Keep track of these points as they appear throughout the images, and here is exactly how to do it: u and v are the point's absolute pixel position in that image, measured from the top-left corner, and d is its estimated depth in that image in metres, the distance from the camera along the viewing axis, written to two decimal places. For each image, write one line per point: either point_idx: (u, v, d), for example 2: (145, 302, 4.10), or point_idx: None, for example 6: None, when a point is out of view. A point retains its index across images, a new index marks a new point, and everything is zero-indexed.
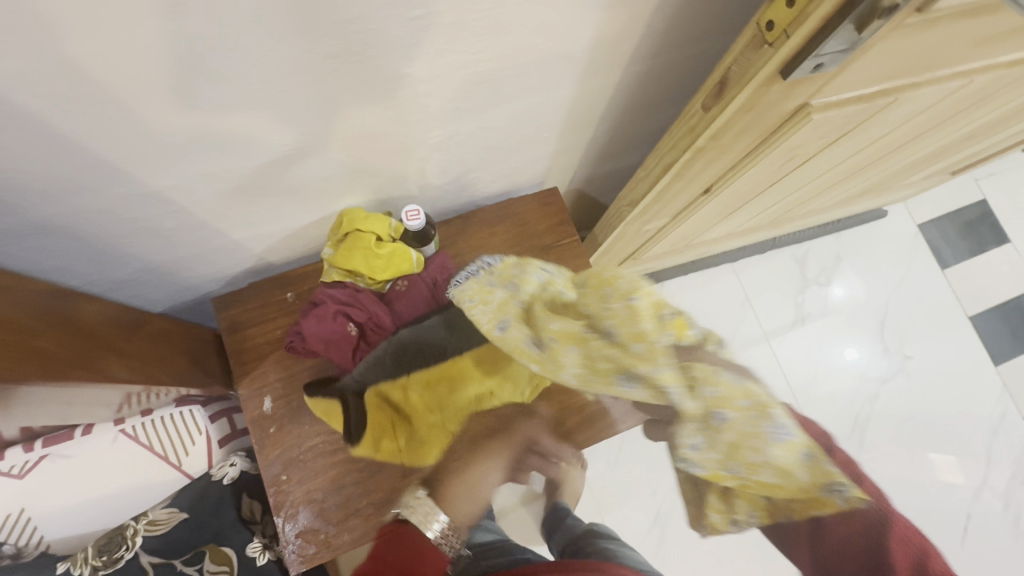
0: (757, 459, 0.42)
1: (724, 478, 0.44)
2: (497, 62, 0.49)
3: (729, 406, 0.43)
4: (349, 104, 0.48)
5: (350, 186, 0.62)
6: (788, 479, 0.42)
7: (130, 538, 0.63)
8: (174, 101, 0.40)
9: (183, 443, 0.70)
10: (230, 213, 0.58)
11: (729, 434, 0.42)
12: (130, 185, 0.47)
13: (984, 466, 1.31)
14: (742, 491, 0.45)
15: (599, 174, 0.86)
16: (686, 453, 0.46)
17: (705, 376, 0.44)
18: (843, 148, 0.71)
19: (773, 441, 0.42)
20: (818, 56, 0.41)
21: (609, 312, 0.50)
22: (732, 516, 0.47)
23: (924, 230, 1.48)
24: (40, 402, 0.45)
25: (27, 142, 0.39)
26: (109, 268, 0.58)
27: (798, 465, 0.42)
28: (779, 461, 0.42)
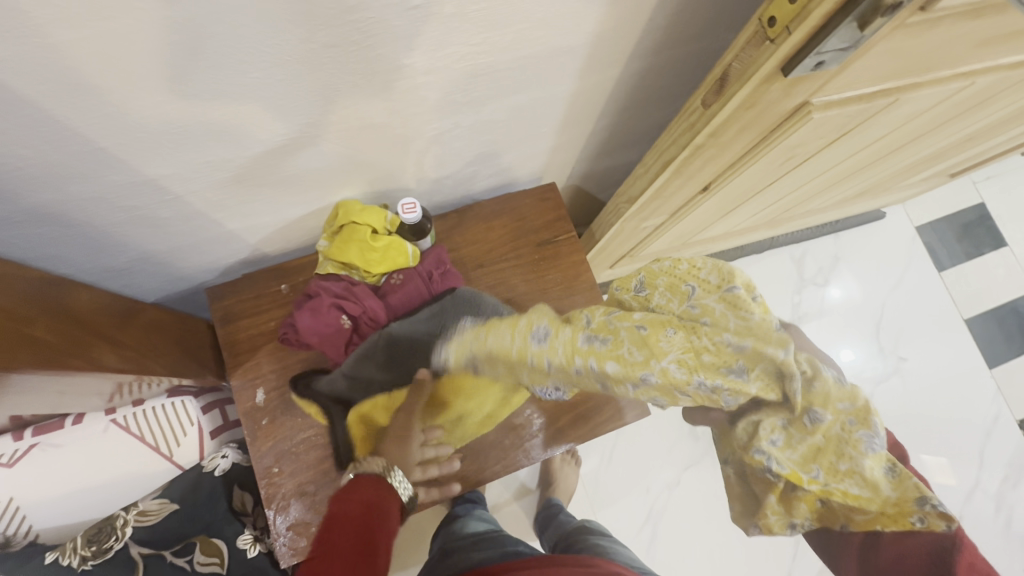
0: (847, 467, 0.46)
1: (803, 480, 0.48)
2: (498, 55, 0.49)
3: (832, 412, 0.46)
4: (347, 94, 0.48)
5: (347, 178, 0.62)
6: (875, 492, 0.47)
7: (120, 527, 0.62)
8: (169, 88, 0.39)
9: (175, 433, 0.69)
10: (224, 203, 0.57)
11: (820, 436, 0.46)
12: (123, 173, 0.47)
13: (976, 468, 1.32)
14: (812, 496, 0.50)
15: (598, 171, 0.85)
16: (764, 448, 0.47)
17: (814, 373, 0.47)
18: (843, 148, 0.71)
19: (867, 452, 0.46)
20: (819, 54, 0.40)
21: (702, 301, 0.46)
22: (790, 519, 0.53)
23: (922, 232, 1.48)
24: (31, 391, 0.44)
25: (17, 127, 0.38)
26: (101, 257, 0.57)
27: (883, 478, 0.47)
28: (869, 473, 0.46)
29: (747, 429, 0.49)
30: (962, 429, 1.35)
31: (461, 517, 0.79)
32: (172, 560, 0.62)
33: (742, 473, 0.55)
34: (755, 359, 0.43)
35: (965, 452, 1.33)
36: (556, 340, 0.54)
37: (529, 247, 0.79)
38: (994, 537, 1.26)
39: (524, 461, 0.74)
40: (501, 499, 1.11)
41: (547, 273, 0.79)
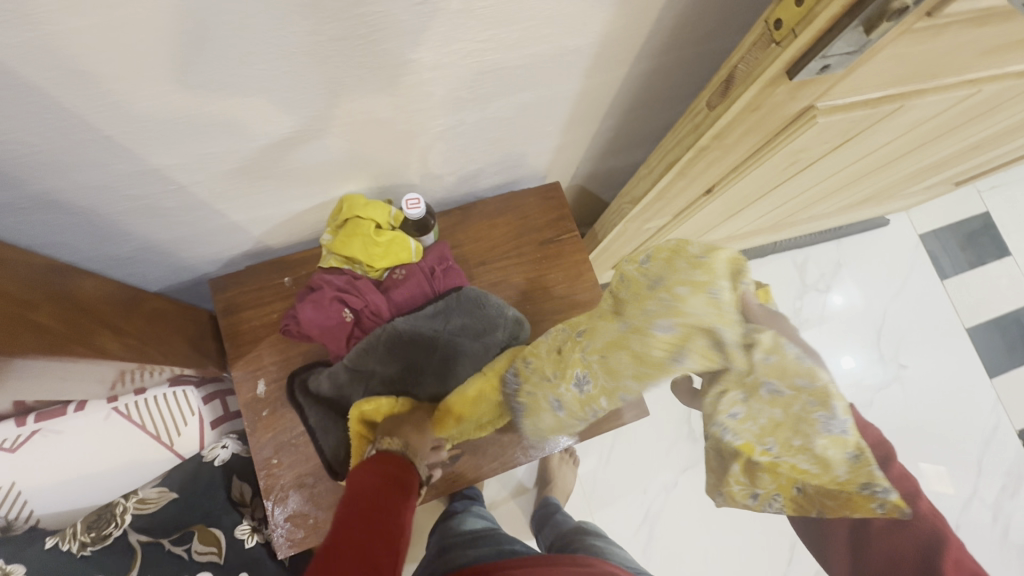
0: (800, 443, 0.47)
1: (756, 451, 0.49)
2: (504, 52, 0.49)
3: (789, 387, 0.45)
4: (354, 88, 0.48)
5: (352, 172, 0.62)
6: (824, 468, 0.48)
7: (120, 515, 0.62)
8: (177, 78, 0.40)
9: (175, 423, 0.70)
10: (230, 194, 0.57)
11: (778, 410, 0.46)
12: (130, 161, 0.47)
13: (974, 477, 1.32)
14: (777, 472, 0.52)
15: (602, 171, 0.85)
16: (723, 420, 0.49)
17: (768, 342, 0.45)
18: (848, 154, 0.71)
19: (822, 432, 0.45)
20: (825, 57, 0.40)
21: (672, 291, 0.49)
22: (753, 489, 0.55)
23: (926, 240, 1.48)
24: (35, 376, 0.44)
25: (27, 113, 0.39)
26: (107, 245, 0.57)
27: (841, 461, 0.47)
28: (824, 451, 0.46)
29: (711, 403, 0.51)
30: (961, 438, 1.35)
31: (458, 513, 0.80)
32: (170, 549, 0.62)
33: (716, 447, 0.55)
34: (691, 336, 0.48)
35: (964, 461, 1.33)
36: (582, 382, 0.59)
37: (532, 245, 0.79)
38: (991, 547, 1.26)
39: (521, 458, 0.75)
40: (498, 496, 1.12)
41: (549, 272, 0.79)
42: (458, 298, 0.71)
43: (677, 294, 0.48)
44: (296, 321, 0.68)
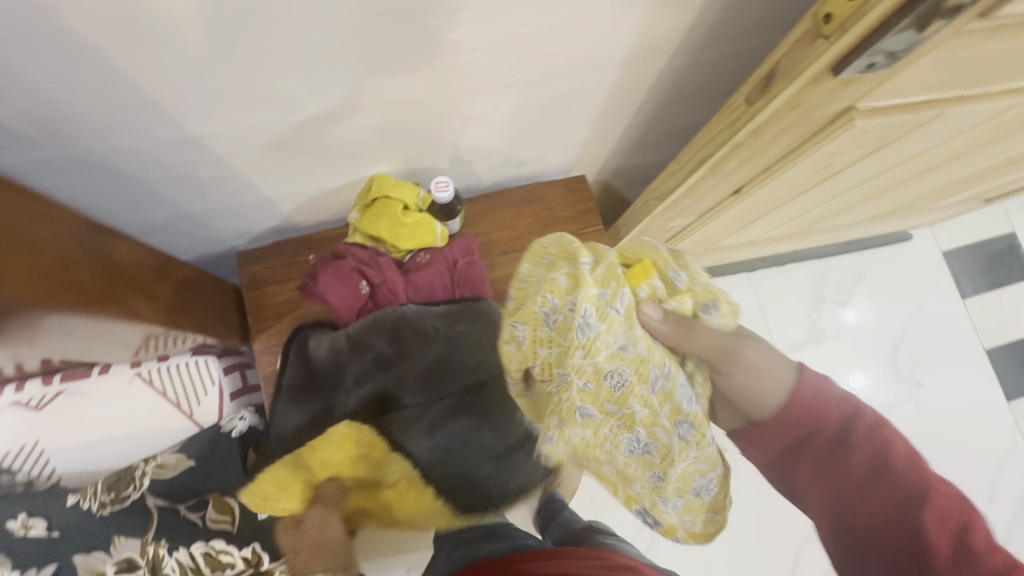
0: (606, 454, 0.56)
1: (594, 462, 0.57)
2: (545, 37, 0.49)
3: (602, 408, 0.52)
4: (395, 67, 0.48)
5: (384, 152, 0.63)
6: (628, 475, 0.57)
7: (139, 478, 0.65)
8: (224, 44, 0.40)
9: (195, 392, 0.71)
10: (264, 167, 0.58)
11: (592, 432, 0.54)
12: (172, 128, 0.48)
13: (986, 501, 1.30)
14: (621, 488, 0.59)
15: (628, 167, 0.85)
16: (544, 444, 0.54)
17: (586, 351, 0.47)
18: (879, 162, 0.70)
19: (626, 447, 0.55)
20: (873, 54, 0.40)
21: (549, 286, 0.50)
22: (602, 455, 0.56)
23: (949, 257, 1.45)
24: (67, 335, 0.45)
25: (78, 72, 0.39)
26: (141, 210, 0.58)
27: (632, 460, 0.56)
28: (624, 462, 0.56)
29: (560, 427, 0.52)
30: (975, 460, 1.33)
31: None
32: (186, 514, 0.66)
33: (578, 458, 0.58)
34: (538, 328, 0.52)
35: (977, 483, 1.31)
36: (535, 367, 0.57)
37: (555, 237, 0.80)
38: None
39: None
40: None
41: None
42: (477, 311, 0.70)
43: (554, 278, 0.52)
44: (315, 284, 0.69)
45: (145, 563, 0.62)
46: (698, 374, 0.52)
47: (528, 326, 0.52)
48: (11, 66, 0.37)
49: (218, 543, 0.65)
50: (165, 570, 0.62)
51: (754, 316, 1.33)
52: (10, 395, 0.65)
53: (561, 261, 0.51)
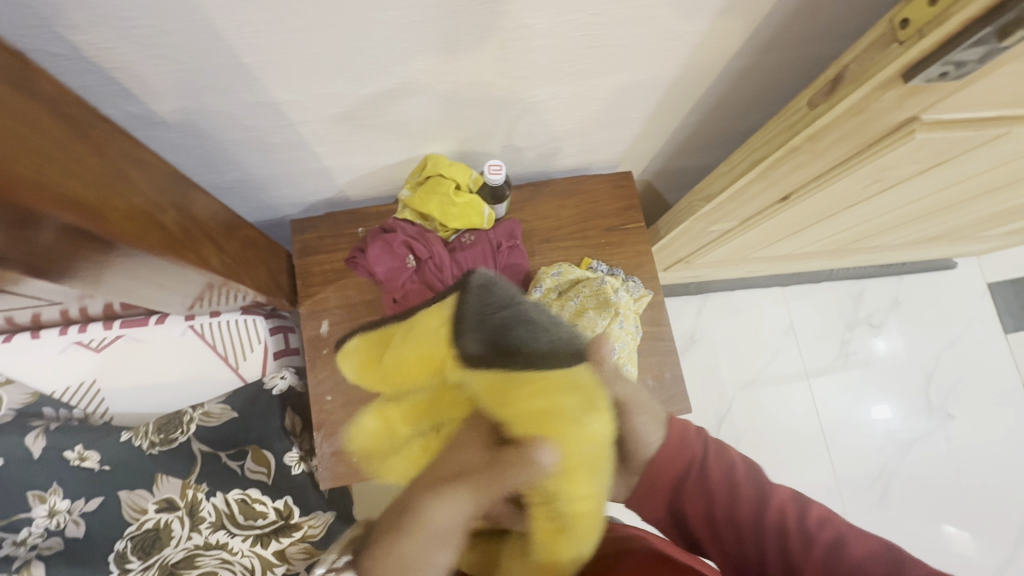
0: None
1: None
2: (612, 29, 0.50)
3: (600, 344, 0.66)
4: (465, 47, 0.50)
5: (442, 133, 0.65)
6: None
7: (186, 423, 0.70)
8: (315, 13, 0.42)
9: (242, 348, 0.74)
10: (328, 138, 0.61)
11: None
12: (255, 92, 0.51)
13: (1014, 544, 1.26)
14: None
15: (674, 168, 0.85)
16: None
17: (603, 308, 0.67)
18: (934, 179, 0.69)
19: None
20: (948, 63, 0.40)
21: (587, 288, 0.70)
22: None
23: (995, 290, 1.40)
24: (140, 278, 0.49)
25: (182, 35, 0.42)
26: (211, 170, 0.62)
27: None
28: None
29: None
30: (1007, 502, 1.28)
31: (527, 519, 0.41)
32: (226, 462, 0.69)
33: None
34: (579, 311, 0.68)
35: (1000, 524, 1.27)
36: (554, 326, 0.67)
37: (597, 230, 0.80)
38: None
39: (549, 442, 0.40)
40: None
41: (611, 258, 0.80)
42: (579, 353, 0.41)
43: (576, 291, 0.70)
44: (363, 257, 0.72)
45: (184, 504, 0.67)
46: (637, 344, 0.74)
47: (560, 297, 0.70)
48: (124, 21, 0.40)
49: (253, 492, 0.67)
50: (202, 513, 0.67)
51: (784, 332, 1.31)
52: (74, 335, 0.69)
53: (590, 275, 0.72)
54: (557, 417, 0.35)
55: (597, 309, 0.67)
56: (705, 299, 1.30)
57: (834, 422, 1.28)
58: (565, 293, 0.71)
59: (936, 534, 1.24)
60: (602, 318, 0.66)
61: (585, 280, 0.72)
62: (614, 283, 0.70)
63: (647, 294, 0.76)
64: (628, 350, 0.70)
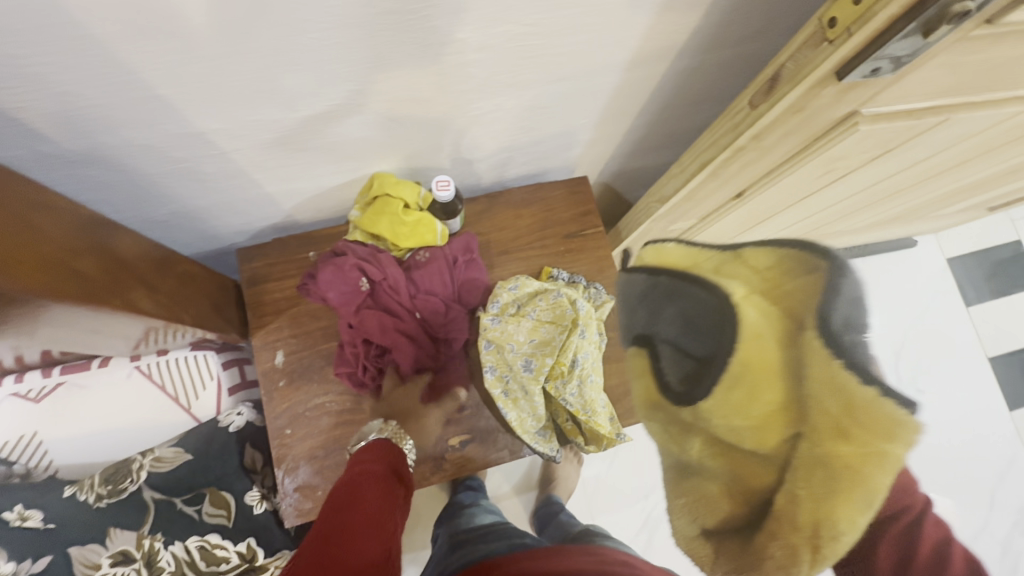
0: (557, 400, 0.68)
1: (526, 430, 0.68)
2: (548, 38, 0.49)
3: (571, 361, 0.65)
4: (398, 65, 0.48)
5: (386, 151, 0.63)
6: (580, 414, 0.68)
7: (136, 470, 0.67)
8: (230, 40, 0.40)
9: (194, 386, 0.73)
10: (268, 164, 0.58)
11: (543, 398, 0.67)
12: (180, 123, 0.48)
13: (986, 510, 1.20)
14: (572, 430, 0.72)
15: (630, 169, 0.84)
16: (522, 377, 0.67)
17: (571, 324, 0.66)
18: (883, 167, 0.69)
19: (565, 400, 0.68)
20: (878, 58, 0.40)
21: (545, 306, 0.67)
22: (532, 423, 0.69)
23: (953, 266, 1.37)
24: (67, 328, 0.46)
25: (88, 70, 0.40)
26: (146, 206, 0.59)
27: (586, 409, 0.68)
28: (574, 406, 0.67)
29: (524, 384, 0.67)
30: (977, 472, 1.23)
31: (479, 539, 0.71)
32: (182, 508, 0.66)
33: (516, 419, 0.68)
34: (542, 332, 0.67)
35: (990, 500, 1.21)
36: (514, 337, 0.66)
37: (555, 238, 0.80)
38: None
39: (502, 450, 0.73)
40: (501, 491, 1.09)
41: (571, 265, 0.79)
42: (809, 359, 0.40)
43: (533, 304, 0.68)
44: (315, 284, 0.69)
45: (141, 555, 0.63)
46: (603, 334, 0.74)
47: (525, 321, 0.67)
48: (18, 59, 0.37)
49: (213, 537, 0.66)
50: (161, 563, 0.63)
51: None
52: (11, 385, 0.68)
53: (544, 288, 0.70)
54: None
55: (553, 323, 0.67)
56: None
57: None
58: (523, 306, 0.68)
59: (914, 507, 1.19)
60: (559, 333, 0.66)
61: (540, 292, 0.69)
62: (571, 297, 0.67)
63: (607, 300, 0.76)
64: (593, 359, 0.68)
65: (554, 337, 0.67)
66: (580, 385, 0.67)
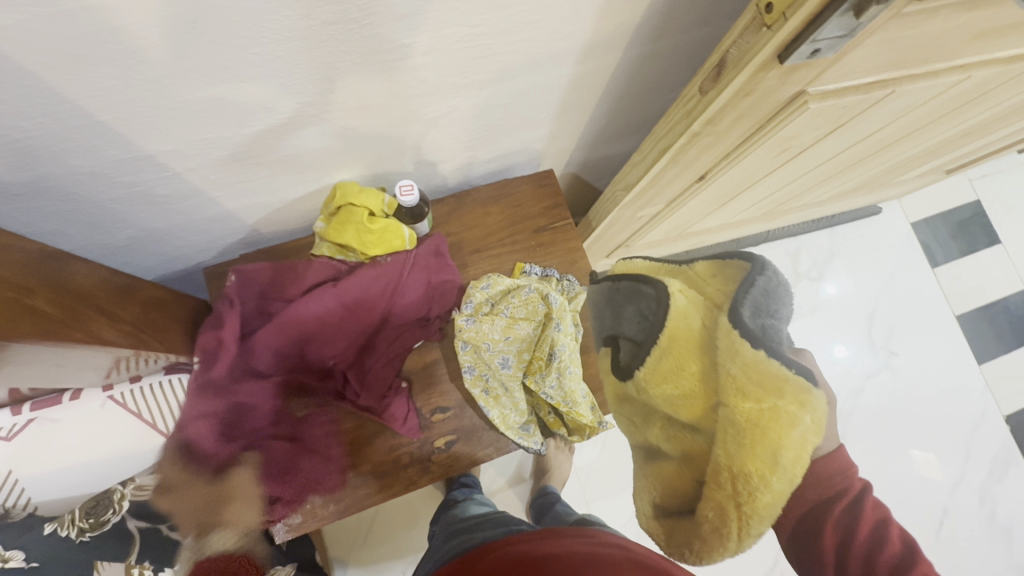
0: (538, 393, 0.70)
1: (509, 426, 0.69)
2: (495, 38, 0.49)
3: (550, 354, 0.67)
4: (347, 73, 0.48)
5: (345, 160, 0.62)
6: (560, 406, 0.70)
7: (117, 501, 0.63)
8: (169, 60, 0.39)
9: (172, 411, 0.72)
10: (224, 181, 0.57)
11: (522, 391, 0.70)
12: (127, 148, 0.47)
13: (963, 462, 1.25)
14: (554, 421, 0.74)
15: (595, 159, 0.85)
16: (499, 371, 0.68)
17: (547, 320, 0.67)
18: (836, 142, 0.70)
19: (545, 392, 0.69)
20: (815, 41, 0.41)
21: (516, 303, 0.68)
22: (515, 417, 0.71)
23: (917, 229, 1.40)
24: (30, 364, 0.46)
25: (22, 100, 0.39)
26: (103, 233, 0.58)
27: (567, 399, 0.69)
28: (555, 397, 0.69)
29: (503, 377, 0.69)
30: (950, 426, 1.27)
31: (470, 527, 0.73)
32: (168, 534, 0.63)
33: (497, 417, 0.69)
34: (517, 329, 0.67)
35: (964, 453, 1.26)
36: (490, 336, 0.67)
37: (525, 233, 0.80)
38: (982, 540, 1.20)
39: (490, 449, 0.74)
40: (496, 485, 1.11)
41: (542, 259, 0.80)
42: None
43: (506, 302, 0.68)
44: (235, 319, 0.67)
45: None
46: (579, 324, 0.76)
47: (499, 319, 0.67)
48: None
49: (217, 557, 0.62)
50: None
51: None
52: None
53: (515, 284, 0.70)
54: None
55: (527, 319, 0.67)
56: None
57: None
58: (497, 305, 0.69)
59: (896, 465, 1.23)
60: (533, 327, 0.67)
61: (513, 289, 0.69)
62: (544, 293, 0.67)
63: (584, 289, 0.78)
64: (571, 350, 0.69)
65: (528, 332, 0.68)
66: (559, 377, 0.68)
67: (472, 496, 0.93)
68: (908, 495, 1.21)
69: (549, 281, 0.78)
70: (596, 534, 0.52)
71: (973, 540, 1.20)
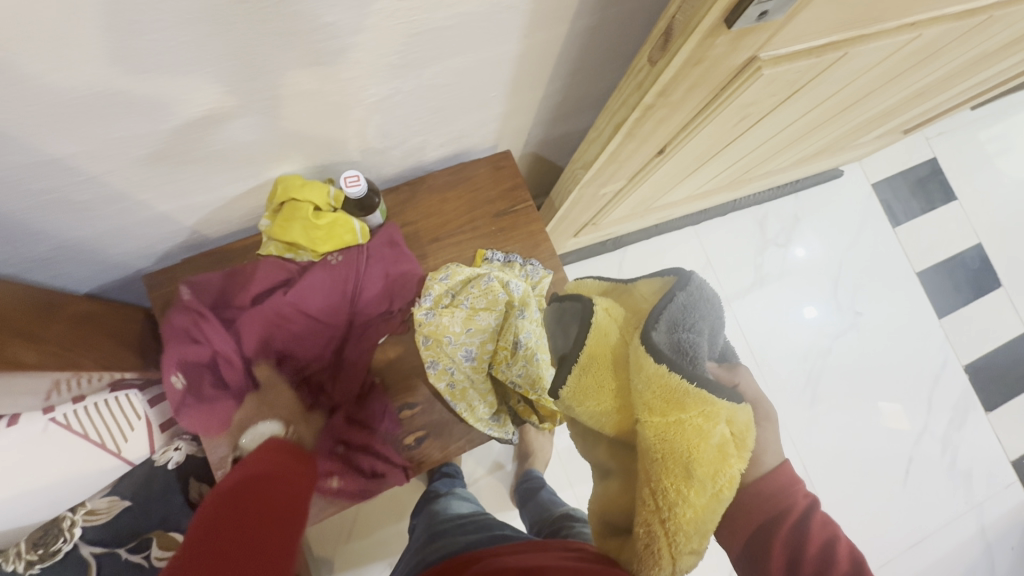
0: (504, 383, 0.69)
1: (476, 417, 0.69)
2: (431, 13, 0.45)
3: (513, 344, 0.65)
4: (271, 58, 0.44)
5: (284, 152, 0.58)
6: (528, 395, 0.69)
7: (67, 529, 0.66)
8: (57, 49, 0.35)
9: (121, 428, 0.71)
10: (150, 182, 0.53)
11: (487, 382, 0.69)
12: (30, 151, 0.43)
13: (926, 413, 1.30)
14: (525, 410, 0.73)
15: (554, 137, 0.82)
16: (461, 363, 0.67)
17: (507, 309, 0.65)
18: (793, 107, 0.69)
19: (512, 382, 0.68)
20: (761, 3, 0.39)
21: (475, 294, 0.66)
22: (481, 410, 0.70)
23: (878, 189, 1.42)
24: None
25: None
26: (20, 247, 0.53)
27: (534, 388, 0.68)
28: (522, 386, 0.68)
29: (467, 369, 0.68)
30: (913, 380, 1.32)
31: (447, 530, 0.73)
32: (128, 557, 0.68)
33: (460, 410, 0.68)
34: (476, 321, 0.65)
35: (927, 404, 1.31)
36: (451, 328, 0.65)
37: (485, 218, 0.78)
38: (944, 485, 1.26)
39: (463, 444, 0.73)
40: (476, 473, 1.10)
41: (503, 245, 0.78)
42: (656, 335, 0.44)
43: (467, 293, 0.67)
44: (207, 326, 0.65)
45: None
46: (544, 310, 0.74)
47: (459, 311, 0.65)
48: None
49: None
50: None
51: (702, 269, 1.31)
52: None
53: (474, 275, 0.68)
54: (691, 457, 0.40)
55: (487, 309, 0.65)
56: (623, 254, 1.26)
57: (758, 347, 1.28)
58: (456, 296, 0.67)
59: (864, 420, 1.27)
60: (493, 318, 0.65)
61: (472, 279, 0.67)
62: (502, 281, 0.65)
63: (548, 274, 0.76)
64: (538, 337, 0.67)
65: (490, 322, 0.66)
66: (526, 365, 0.66)
67: (453, 489, 0.92)
68: (875, 448, 1.25)
69: (511, 268, 0.76)
70: (581, 547, 0.51)
71: (936, 485, 1.26)
